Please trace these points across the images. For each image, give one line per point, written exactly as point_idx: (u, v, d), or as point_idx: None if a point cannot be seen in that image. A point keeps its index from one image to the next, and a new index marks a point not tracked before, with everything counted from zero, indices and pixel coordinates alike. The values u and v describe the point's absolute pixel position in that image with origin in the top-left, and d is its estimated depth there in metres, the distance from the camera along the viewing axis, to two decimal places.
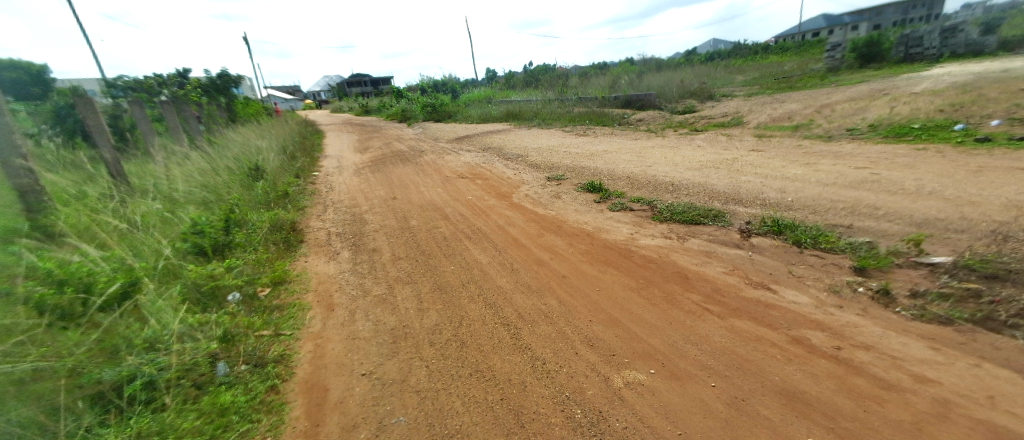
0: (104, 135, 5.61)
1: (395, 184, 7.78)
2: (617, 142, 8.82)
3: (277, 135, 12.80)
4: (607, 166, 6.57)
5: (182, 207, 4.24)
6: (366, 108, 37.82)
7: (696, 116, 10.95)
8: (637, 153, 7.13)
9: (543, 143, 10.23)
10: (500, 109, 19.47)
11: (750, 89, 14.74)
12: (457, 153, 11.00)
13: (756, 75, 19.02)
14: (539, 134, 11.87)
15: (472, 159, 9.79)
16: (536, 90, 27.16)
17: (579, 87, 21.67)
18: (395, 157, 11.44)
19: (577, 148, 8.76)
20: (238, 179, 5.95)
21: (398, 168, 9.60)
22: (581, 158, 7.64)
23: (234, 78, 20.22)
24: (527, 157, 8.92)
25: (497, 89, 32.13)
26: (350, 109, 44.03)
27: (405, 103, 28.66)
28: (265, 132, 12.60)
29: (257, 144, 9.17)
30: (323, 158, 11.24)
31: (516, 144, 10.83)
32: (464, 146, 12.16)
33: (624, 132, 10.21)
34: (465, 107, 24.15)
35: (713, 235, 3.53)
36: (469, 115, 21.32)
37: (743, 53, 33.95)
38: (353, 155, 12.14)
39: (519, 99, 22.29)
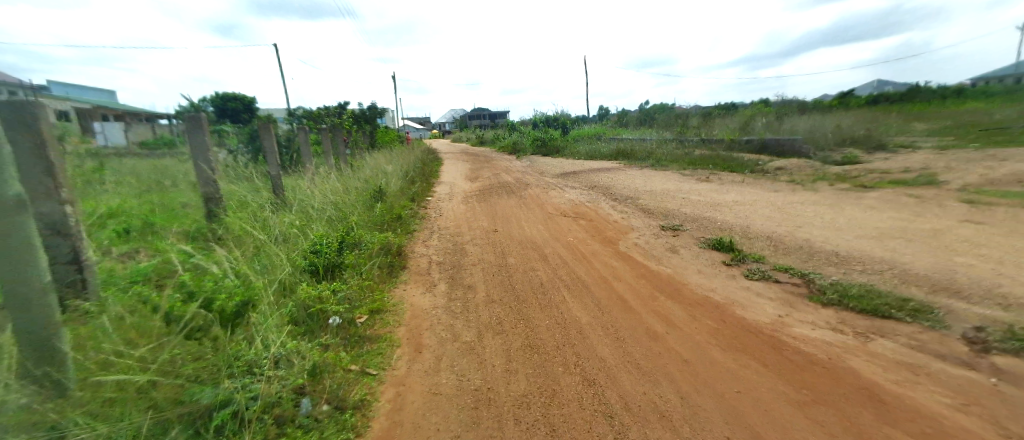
0: (273, 156, 6.67)
1: (498, 215, 7.83)
2: (749, 191, 7.65)
3: (403, 160, 14.27)
4: (738, 221, 5.63)
5: (313, 223, 4.71)
6: (481, 140, 40.81)
7: (857, 168, 9.01)
8: (777, 208, 6.01)
9: (657, 186, 9.43)
10: (610, 146, 18.94)
11: (937, 141, 11.79)
12: (563, 189, 10.80)
13: (945, 125, 15.27)
14: (652, 176, 11.04)
15: (577, 196, 9.47)
16: (651, 129, 26.03)
17: (700, 128, 20.07)
18: (502, 188, 11.73)
19: (699, 195, 7.83)
20: (362, 201, 6.53)
21: (503, 199, 9.75)
22: (704, 207, 6.74)
23: (378, 109, 23.62)
24: (638, 199, 8.26)
25: (608, 127, 31.74)
26: (467, 139, 48.06)
27: (517, 136, 30.05)
28: (394, 157, 14.19)
29: (385, 169, 10.26)
30: (437, 184, 12.09)
31: (626, 184, 10.20)
32: (570, 182, 11.92)
33: (757, 181, 8.87)
34: (574, 143, 24.23)
35: (919, 341, 2.52)
36: (577, 150, 21.22)
37: (921, 97, 27.96)
38: (463, 183, 12.84)
39: (632, 137, 21.47)
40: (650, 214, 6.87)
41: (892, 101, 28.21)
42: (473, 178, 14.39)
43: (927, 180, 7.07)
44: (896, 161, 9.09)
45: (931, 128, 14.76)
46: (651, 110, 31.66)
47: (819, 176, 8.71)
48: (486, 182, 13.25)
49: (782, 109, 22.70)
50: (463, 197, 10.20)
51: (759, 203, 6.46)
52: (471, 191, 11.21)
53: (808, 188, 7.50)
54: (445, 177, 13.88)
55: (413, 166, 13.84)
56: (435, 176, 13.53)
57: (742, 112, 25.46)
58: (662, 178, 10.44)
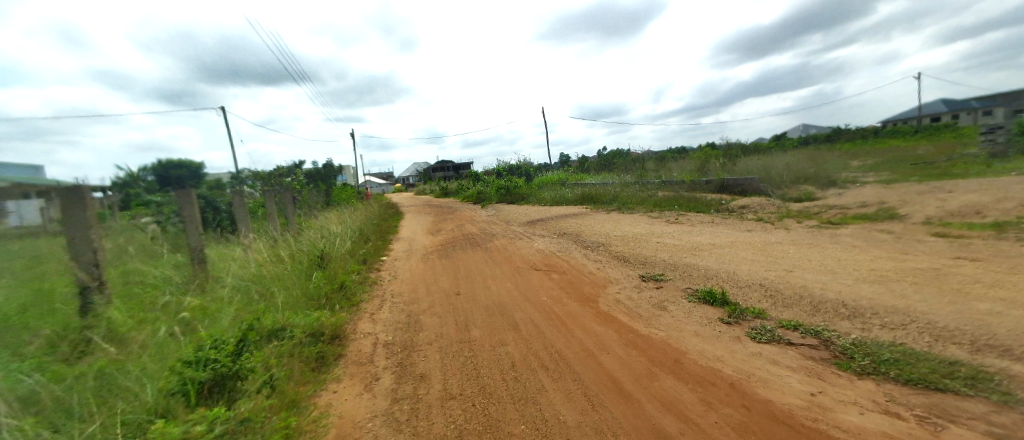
0: (194, 225, 5.71)
1: (461, 273, 7.04)
2: (721, 232, 7.40)
3: (358, 217, 13.31)
4: (722, 266, 5.19)
5: (221, 310, 3.75)
6: (446, 190, 40.73)
7: (817, 204, 9.11)
8: (758, 250, 5.67)
9: (627, 231, 9.08)
10: (575, 191, 18.90)
11: (878, 176, 12.47)
12: (530, 238, 10.27)
13: (879, 162, 16.51)
14: (620, 220, 10.75)
15: (546, 245, 8.93)
16: (612, 174, 26.75)
17: (659, 170, 20.70)
18: (465, 240, 10.97)
19: (673, 238, 7.47)
20: (298, 269, 5.59)
21: (466, 254, 8.99)
22: (680, 252, 6.33)
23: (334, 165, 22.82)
24: (610, 246, 7.80)
25: (571, 173, 32.44)
26: (431, 191, 47.76)
27: (481, 185, 29.93)
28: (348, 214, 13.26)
29: (336, 228, 9.37)
30: (395, 241, 11.19)
31: (595, 230, 9.80)
32: (537, 231, 11.40)
33: (727, 221, 8.72)
34: (538, 189, 24.29)
35: (998, 424, 1.97)
36: (542, 197, 21.11)
37: (847, 137, 30.93)
38: (424, 238, 12.01)
39: (594, 182, 21.70)
40: (625, 263, 6.37)
41: (823, 142, 30.82)
42: (436, 231, 13.61)
43: (889, 213, 7.11)
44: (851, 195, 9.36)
45: (867, 165, 15.82)
46: (609, 156, 32.74)
47: (785, 213, 8.69)
48: (448, 235, 12.48)
49: (731, 151, 24.14)
50: (423, 253, 9.35)
51: (737, 245, 6.13)
52: (432, 246, 10.38)
53: (779, 226, 7.35)
54: (404, 232, 13.00)
55: (369, 223, 12.89)
56: (392, 232, 12.61)
57: (694, 155, 26.73)
58: (630, 222, 10.16)
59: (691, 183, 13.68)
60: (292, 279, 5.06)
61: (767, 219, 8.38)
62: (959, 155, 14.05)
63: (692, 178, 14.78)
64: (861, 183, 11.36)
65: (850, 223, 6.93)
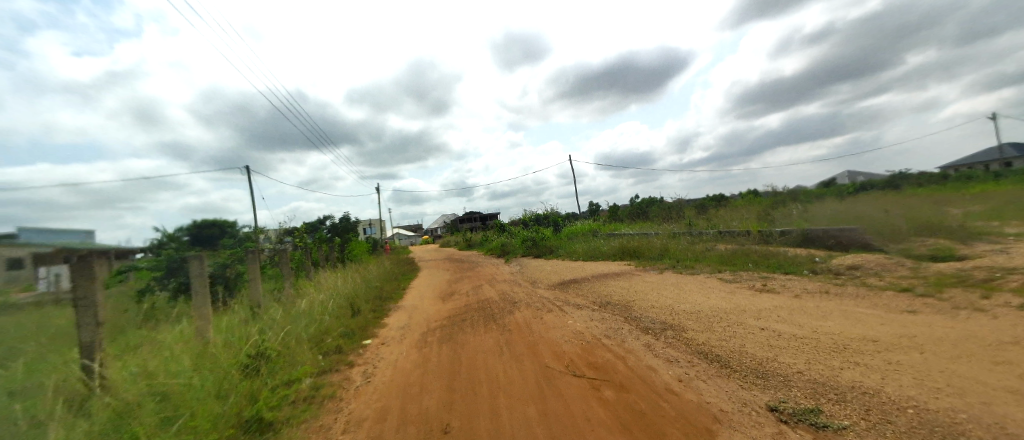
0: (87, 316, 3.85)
1: (460, 377, 4.69)
2: (866, 317, 4.81)
3: (359, 278, 11.41)
4: (955, 403, 2.61)
5: None
6: (470, 243, 39.34)
7: (985, 275, 6.40)
8: (997, 362, 3.07)
9: (701, 303, 6.56)
10: (612, 243, 16.53)
11: None
12: (563, 309, 7.92)
13: (992, 210, 13.47)
14: (682, 285, 8.25)
15: (586, 324, 6.54)
16: (649, 223, 24.34)
17: (707, 220, 18.19)
18: (478, 311, 8.66)
19: (785, 323, 4.91)
20: (196, 395, 3.44)
21: (473, 335, 6.64)
22: (822, 355, 3.78)
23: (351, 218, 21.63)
24: (683, 331, 5.33)
25: (603, 222, 30.25)
26: (454, 242, 46.65)
27: (506, 237, 28.08)
28: (349, 277, 11.41)
29: (317, 303, 7.40)
30: (393, 312, 9.03)
31: (652, 300, 7.33)
32: (572, 297, 8.98)
33: (851, 294, 6.11)
34: (567, 240, 22.10)
35: None
36: (573, 250, 18.82)
37: (915, 181, 27.58)
38: (430, 306, 9.79)
39: (631, 233, 19.32)
40: (724, 373, 3.87)
41: (887, 187, 27.57)
42: (445, 295, 11.36)
43: None
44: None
45: (981, 210, 12.89)
46: (643, 204, 30.35)
47: (940, 285, 6.05)
48: (458, 302, 10.20)
49: (787, 198, 21.43)
50: (421, 333, 7.09)
51: (933, 347, 3.54)
52: (436, 320, 8.14)
53: (965, 308, 4.72)
54: (409, 298, 10.88)
55: (368, 288, 10.89)
56: (395, 300, 10.49)
57: (742, 202, 24.05)
58: (697, 289, 7.64)
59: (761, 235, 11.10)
60: (163, 427, 2.93)
61: (920, 293, 5.74)
62: None
63: (758, 230, 12.24)
64: (1010, 238, 8.51)
65: None
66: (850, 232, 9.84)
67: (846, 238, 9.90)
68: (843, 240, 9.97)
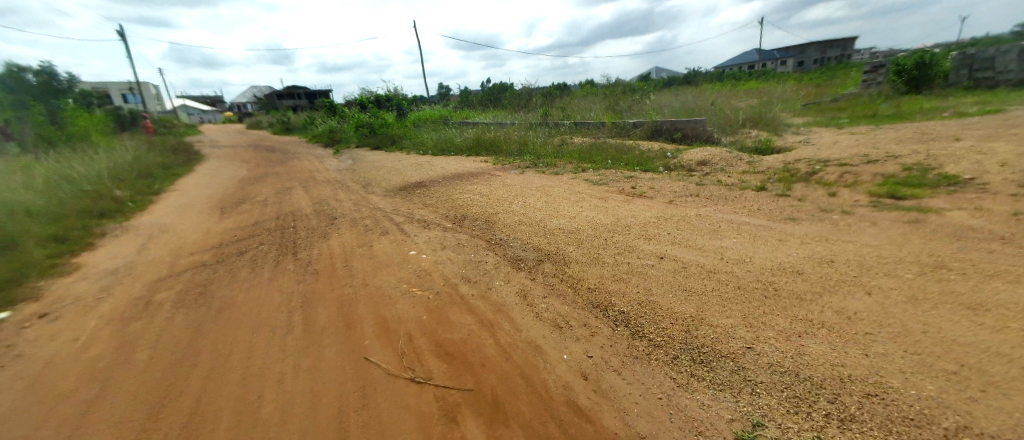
0: None
1: (172, 421, 2.30)
2: (757, 229, 4.07)
3: (47, 191, 6.74)
4: (1015, 416, 1.62)
5: None
6: (288, 128, 31.75)
7: (809, 166, 6.51)
8: (973, 309, 2.30)
9: (576, 220, 5.31)
10: (464, 134, 14.41)
11: (801, 122, 11.23)
12: (401, 229, 5.78)
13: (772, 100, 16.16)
14: (550, 192, 7.01)
15: (433, 257, 4.63)
16: (501, 112, 22.87)
17: (560, 109, 17.55)
18: (273, 235, 5.78)
19: (684, 246, 3.90)
20: None
21: (248, 290, 4.04)
22: (757, 305, 2.75)
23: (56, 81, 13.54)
24: (567, 267, 3.96)
25: (451, 108, 27.48)
26: (269, 127, 37.26)
27: (335, 122, 22.88)
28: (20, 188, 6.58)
29: None
30: (106, 245, 5.37)
31: (519, 216, 5.90)
32: (414, 210, 6.83)
33: (718, 196, 5.56)
34: (412, 128, 18.99)
35: None
36: (418, 140, 16.10)
37: (709, 78, 32.72)
38: (190, 226, 6.31)
39: (484, 122, 17.39)
40: (641, 352, 2.53)
41: (691, 82, 32.01)
42: (224, 206, 7.70)
43: (962, 184, 4.76)
44: (830, 150, 7.29)
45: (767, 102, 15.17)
46: (495, 90, 28.12)
47: (785, 181, 5.90)
48: (243, 216, 6.88)
49: (624, 89, 22.41)
50: (142, 291, 4.06)
51: (876, 284, 2.73)
52: (191, 255, 5.02)
53: (834, 211, 4.34)
54: (153, 213, 6.92)
55: (63, 203, 6.47)
56: (121, 219, 6.49)
57: (589, 92, 24.15)
58: (568, 198, 6.45)
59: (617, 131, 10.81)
60: None
61: (776, 192, 5.40)
62: (844, 102, 14.14)
63: (612, 122, 11.86)
64: (803, 130, 9.74)
65: (937, 203, 4.31)
66: (693, 124, 9.85)
67: (688, 131, 9.96)
68: (686, 133, 10.03)
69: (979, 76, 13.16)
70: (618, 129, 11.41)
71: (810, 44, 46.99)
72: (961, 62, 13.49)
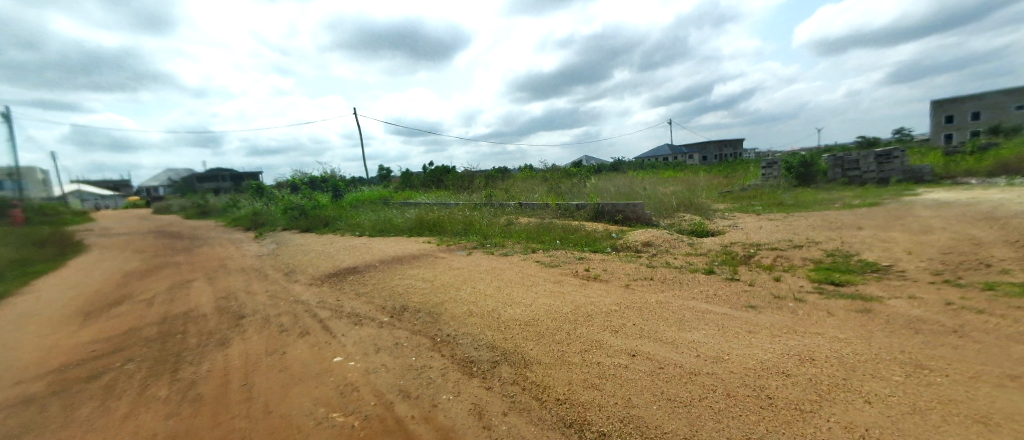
0: None
1: None
2: (721, 318, 3.88)
3: None
4: None
5: None
6: (208, 208, 29.05)
7: (745, 249, 6.86)
8: (984, 422, 2.09)
9: (531, 310, 4.85)
10: (407, 215, 13.91)
11: (723, 206, 12.37)
12: (328, 329, 4.86)
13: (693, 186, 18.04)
14: (501, 276, 6.59)
15: (364, 366, 3.80)
16: (445, 192, 22.98)
17: (504, 190, 17.99)
18: (150, 350, 4.58)
19: (653, 340, 3.55)
20: None
21: (90, 434, 2.91)
22: (753, 415, 2.34)
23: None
24: (527, 372, 3.38)
25: (394, 189, 27.20)
26: (185, 206, 33.85)
27: (264, 202, 21.31)
28: None
29: None
30: None
31: (468, 306, 5.30)
32: (345, 302, 5.95)
33: (672, 279, 5.51)
34: (350, 208, 18.16)
35: None
36: (357, 221, 15.25)
37: (635, 166, 36.44)
38: (26, 349, 4.85)
39: (428, 203, 17.15)
40: None
41: (619, 169, 35.32)
42: (91, 316, 6.22)
43: (883, 269, 5.12)
44: (758, 234, 7.87)
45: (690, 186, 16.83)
46: (437, 172, 28.57)
47: (729, 264, 6.06)
48: (112, 329, 5.51)
49: (563, 173, 23.90)
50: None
51: (871, 390, 2.48)
52: (14, 394, 3.70)
53: (787, 297, 4.36)
54: None
55: None
56: None
57: (528, 175, 25.39)
58: (519, 284, 6.04)
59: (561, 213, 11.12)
60: None
61: (726, 276, 5.45)
62: (752, 190, 16.11)
63: (556, 204, 12.17)
64: (727, 215, 10.63)
65: (872, 288, 4.51)
66: (632, 207, 10.36)
67: (627, 213, 10.42)
68: (626, 215, 10.49)
69: (849, 174, 15.85)
70: (562, 211, 11.70)
71: (710, 141, 55.31)
72: (835, 164, 16.23)
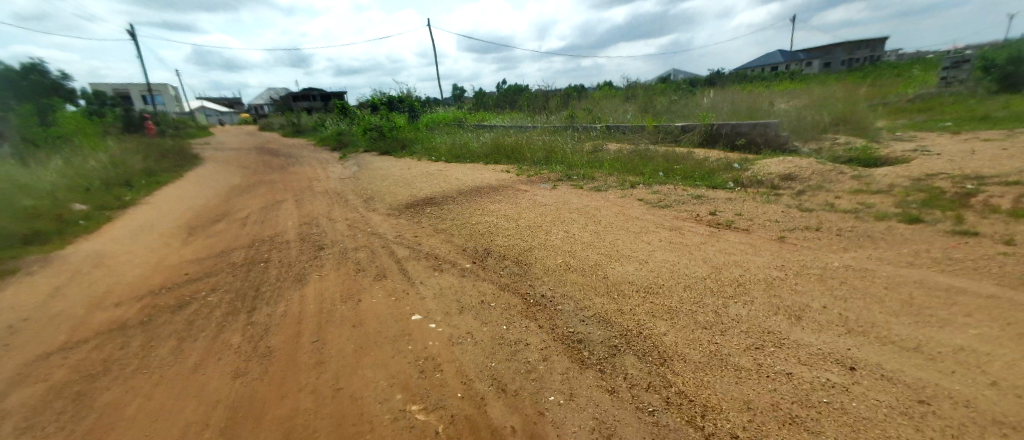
0: None
1: None
2: (991, 309, 2.43)
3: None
4: None
5: None
6: (299, 128, 30.96)
7: (956, 186, 4.82)
8: None
9: (649, 269, 3.73)
10: (482, 139, 12.96)
11: (886, 125, 9.44)
12: (407, 276, 4.35)
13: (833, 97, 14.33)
14: (598, 217, 5.48)
15: (449, 332, 3.14)
16: (520, 114, 21.46)
17: (587, 110, 16.01)
18: (233, 280, 4.39)
19: (873, 344, 2.28)
20: None
21: (157, 389, 2.61)
22: None
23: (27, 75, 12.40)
24: (665, 373, 2.38)
25: (467, 109, 26.22)
26: (281, 126, 36.61)
27: (346, 123, 21.77)
28: None
29: None
30: (9, 293, 4.05)
31: (563, 256, 4.36)
32: (425, 242, 5.41)
33: (853, 230, 3.92)
34: (425, 131, 17.72)
35: None
36: (432, 144, 14.75)
37: (739, 80, 30.88)
38: (133, 263, 4.97)
39: (503, 125, 15.99)
40: None
41: (720, 84, 30.19)
42: (193, 233, 6.40)
43: None
44: (970, 162, 5.57)
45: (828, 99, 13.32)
46: (511, 92, 26.67)
47: (942, 209, 4.21)
48: (208, 249, 5.55)
49: (654, 91, 20.77)
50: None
51: None
52: (115, 317, 3.68)
53: None
54: (98, 242, 5.63)
55: None
56: (54, 249, 5.19)
57: (613, 93, 22.48)
58: (624, 229, 4.89)
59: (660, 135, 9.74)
60: None
61: (947, 228, 3.71)
62: (922, 105, 12.30)
63: (653, 127, 10.25)
64: (900, 137, 7.94)
65: None
66: (760, 129, 8.15)
67: (754, 136, 8.25)
68: (750, 139, 8.33)
69: None
70: (664, 135, 9.75)
71: (842, 47, 44.65)
72: None
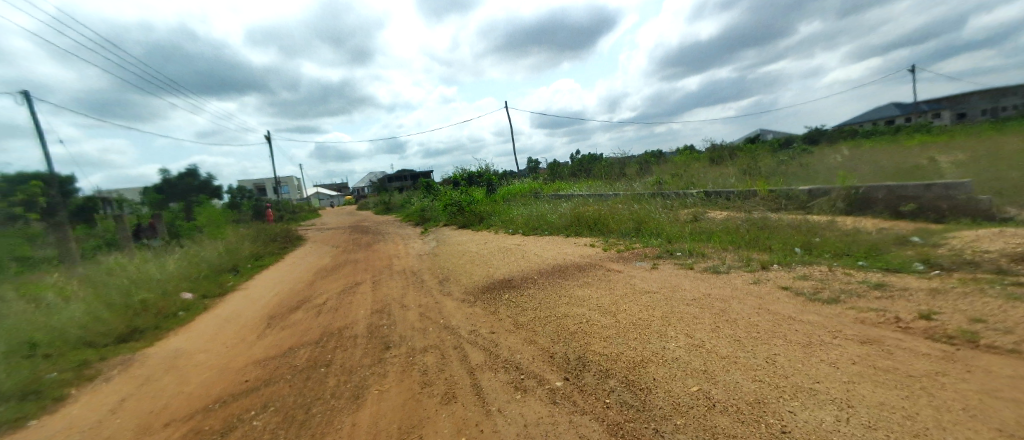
0: None
1: None
2: None
3: (95, 307, 5.93)
4: None
5: None
6: (389, 204, 33.83)
7: None
8: None
9: (864, 424, 2.30)
10: (561, 208, 12.30)
11: None
12: (482, 397, 3.37)
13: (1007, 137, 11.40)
14: (728, 318, 4.13)
15: None
16: (597, 182, 20.82)
17: (674, 175, 14.78)
18: (289, 394, 3.79)
19: None
20: None
21: None
22: None
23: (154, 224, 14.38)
24: None
25: (542, 180, 26.46)
26: (375, 204, 40.56)
27: (429, 200, 23.03)
28: (71, 305, 5.88)
29: None
30: (80, 401, 3.88)
31: (697, 383, 3.06)
32: (504, 343, 4.48)
33: None
34: (502, 202, 17.78)
35: None
36: (509, 215, 14.50)
37: (848, 131, 27.39)
38: (202, 365, 4.70)
39: (582, 194, 15.33)
40: None
41: (823, 137, 27.02)
42: (270, 324, 6.25)
43: None
44: None
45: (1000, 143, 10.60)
46: (586, 160, 26.50)
47: None
48: (278, 346, 5.22)
49: (747, 149, 18.92)
50: None
51: None
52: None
53: None
54: (184, 338, 5.63)
55: (92, 322, 5.47)
56: (141, 348, 5.23)
57: (696, 156, 20.98)
58: (779, 341, 3.49)
59: (774, 203, 8.49)
60: None
61: None
62: None
63: (765, 193, 8.73)
64: None
65: None
66: (939, 192, 6.65)
67: (929, 201, 6.74)
68: (924, 204, 6.81)
69: None
70: (787, 201, 8.38)
71: None
72: None
